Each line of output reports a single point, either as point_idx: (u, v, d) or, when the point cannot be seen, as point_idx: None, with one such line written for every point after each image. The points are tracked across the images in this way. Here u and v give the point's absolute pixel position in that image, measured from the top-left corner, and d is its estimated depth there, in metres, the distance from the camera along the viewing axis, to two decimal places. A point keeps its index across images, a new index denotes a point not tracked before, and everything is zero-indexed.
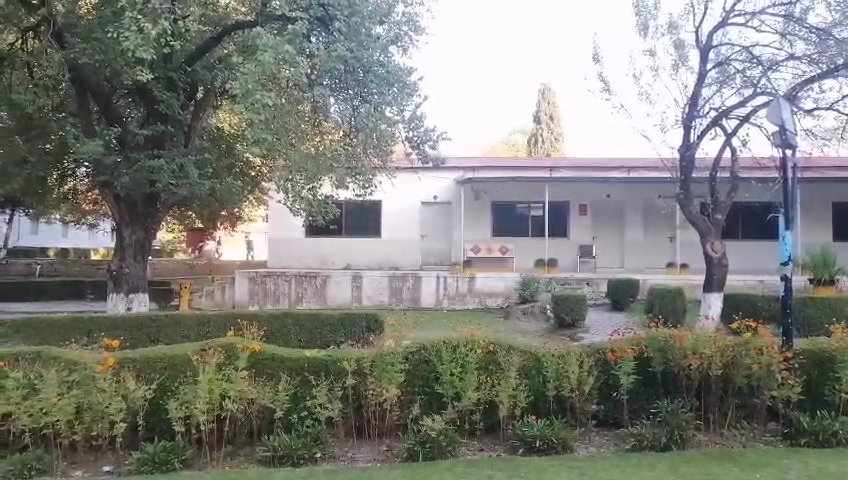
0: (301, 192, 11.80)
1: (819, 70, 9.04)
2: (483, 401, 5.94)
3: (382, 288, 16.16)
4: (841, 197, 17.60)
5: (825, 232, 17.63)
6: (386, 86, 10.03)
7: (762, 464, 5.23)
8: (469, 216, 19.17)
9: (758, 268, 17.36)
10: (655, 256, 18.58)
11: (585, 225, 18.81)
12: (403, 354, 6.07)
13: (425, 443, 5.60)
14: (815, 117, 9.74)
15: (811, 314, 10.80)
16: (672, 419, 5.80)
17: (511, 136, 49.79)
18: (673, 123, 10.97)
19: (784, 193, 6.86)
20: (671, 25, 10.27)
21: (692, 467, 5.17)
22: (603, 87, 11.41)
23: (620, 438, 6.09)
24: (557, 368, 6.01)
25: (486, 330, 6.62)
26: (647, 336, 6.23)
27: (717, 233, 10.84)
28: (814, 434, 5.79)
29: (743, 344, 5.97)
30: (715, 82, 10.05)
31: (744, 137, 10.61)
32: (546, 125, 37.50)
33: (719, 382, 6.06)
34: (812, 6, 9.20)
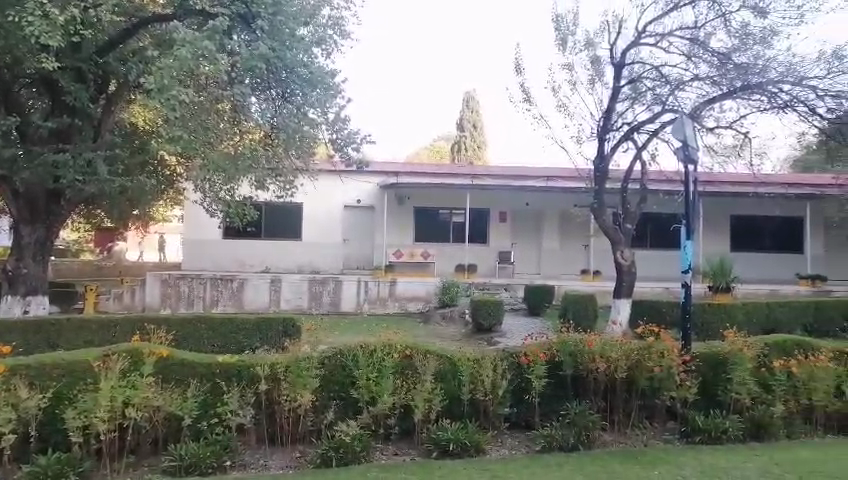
0: (219, 192, 11.47)
1: (719, 91, 9.64)
2: (398, 405, 5.95)
3: (301, 292, 15.88)
4: (738, 210, 18.85)
5: (724, 243, 18.82)
6: (309, 87, 9.82)
7: (661, 461, 5.51)
8: (391, 221, 19.21)
9: (664, 275, 18.29)
10: (570, 263, 19.22)
11: (504, 231, 19.27)
12: (318, 359, 6.00)
13: (338, 449, 5.57)
14: (716, 135, 10.38)
15: (710, 320, 11.50)
16: (579, 421, 6.02)
17: (435, 143, 50.28)
18: (588, 135, 11.42)
19: (686, 205, 7.29)
20: (587, 42, 10.70)
21: (596, 466, 5.37)
22: (524, 98, 11.74)
23: (530, 439, 6.26)
24: (472, 372, 6.12)
25: (404, 334, 6.63)
26: (558, 341, 6.44)
27: (627, 242, 11.33)
28: (706, 432, 6.16)
29: (646, 348, 6.29)
30: (628, 98, 10.55)
31: (653, 151, 11.16)
32: (470, 133, 38.18)
33: (623, 384, 6.35)
34: (714, 31, 9.83)
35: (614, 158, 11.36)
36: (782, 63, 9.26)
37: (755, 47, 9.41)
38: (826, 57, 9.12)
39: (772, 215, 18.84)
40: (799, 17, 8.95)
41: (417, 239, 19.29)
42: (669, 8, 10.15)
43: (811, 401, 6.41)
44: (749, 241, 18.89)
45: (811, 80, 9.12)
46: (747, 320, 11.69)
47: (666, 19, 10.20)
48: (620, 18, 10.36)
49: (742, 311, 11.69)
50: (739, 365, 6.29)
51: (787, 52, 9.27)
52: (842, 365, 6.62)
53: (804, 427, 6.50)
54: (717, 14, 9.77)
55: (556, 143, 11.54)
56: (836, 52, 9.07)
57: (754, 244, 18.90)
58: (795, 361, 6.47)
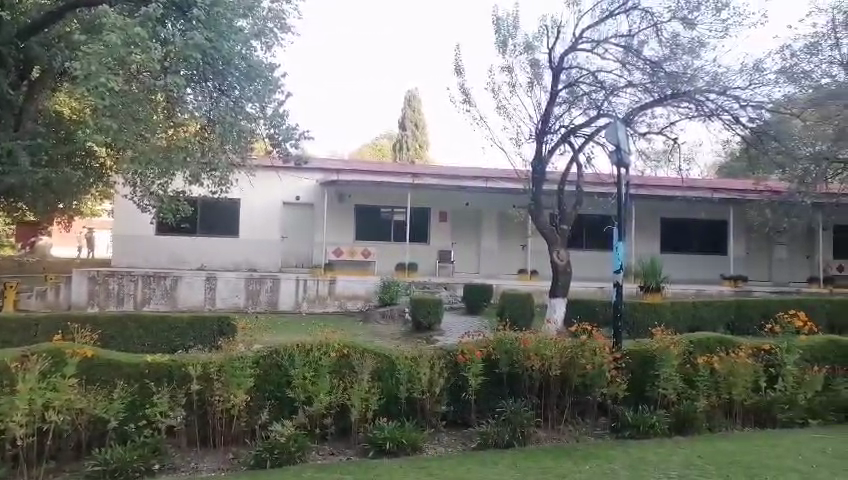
0: (151, 186, 11.08)
1: (651, 98, 9.98)
2: (335, 405, 5.89)
3: (237, 291, 15.50)
4: (668, 213, 19.61)
5: (655, 244, 19.54)
6: (246, 81, 9.66)
7: (592, 456, 5.66)
8: (330, 219, 19.03)
9: (598, 276, 18.82)
10: (508, 263, 19.52)
11: (444, 231, 19.41)
12: (253, 358, 5.85)
13: (273, 449, 5.46)
14: (647, 140, 10.75)
15: (640, 318, 11.92)
16: (515, 418, 6.12)
17: (377, 141, 50.15)
18: (527, 137, 11.62)
19: (619, 207, 7.52)
20: (527, 46, 10.89)
21: (530, 462, 5.47)
22: (465, 99, 11.84)
23: (467, 437, 6.33)
24: (409, 370, 6.13)
25: (343, 334, 6.58)
26: (495, 339, 6.53)
27: (564, 242, 11.59)
28: (636, 427, 6.37)
29: (579, 346, 6.45)
30: (565, 102, 10.79)
31: (589, 154, 11.46)
32: (411, 133, 38.26)
33: (557, 382, 6.49)
34: (647, 40, 10.18)
35: (551, 160, 11.61)
36: (708, 73, 9.67)
37: (684, 57, 9.81)
38: (749, 69, 9.59)
39: (699, 218, 19.69)
40: (724, 30, 9.37)
41: (357, 238, 19.17)
42: (604, 16, 10.45)
43: (731, 396, 6.74)
44: (677, 243, 19.68)
45: (735, 90, 9.56)
46: (674, 318, 12.18)
47: (601, 26, 10.50)
48: (558, 23, 10.59)
49: (670, 310, 12.17)
50: (666, 362, 6.56)
51: (713, 62, 9.69)
52: (759, 361, 7.00)
53: (725, 421, 6.81)
54: (649, 24, 10.12)
55: (496, 144, 11.70)
56: (757, 64, 9.56)
57: (682, 246, 19.69)
58: (718, 358, 6.79)
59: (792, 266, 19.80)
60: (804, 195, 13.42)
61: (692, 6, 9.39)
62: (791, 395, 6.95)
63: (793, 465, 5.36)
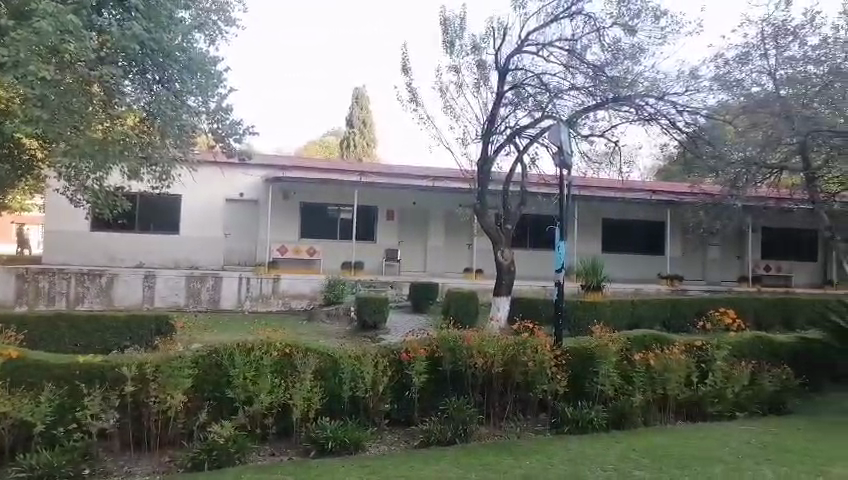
0: (85, 181, 10.65)
1: (594, 101, 10.23)
2: (276, 405, 5.81)
3: (177, 289, 15.07)
4: (609, 215, 20.14)
5: (596, 244, 20.05)
6: (188, 74, 9.38)
7: (533, 451, 5.76)
8: (275, 216, 18.74)
9: (541, 275, 19.16)
10: (454, 261, 19.64)
11: (390, 229, 19.39)
12: (191, 358, 5.70)
13: (211, 451, 5.36)
14: (589, 142, 11.01)
15: (580, 316, 12.21)
16: (458, 415, 6.18)
17: (325, 138, 49.63)
18: (473, 138, 11.73)
19: (561, 207, 7.69)
20: (474, 46, 10.99)
21: (472, 459, 5.52)
22: (412, 98, 11.86)
23: (410, 435, 6.34)
24: (353, 369, 6.10)
25: (286, 333, 6.50)
26: (439, 337, 6.57)
27: (508, 242, 11.76)
28: (575, 422, 6.53)
29: (522, 343, 6.55)
30: (510, 103, 10.95)
31: (533, 155, 11.65)
32: (359, 130, 38.06)
33: (500, 379, 6.57)
34: (590, 44, 10.44)
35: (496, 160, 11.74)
36: (647, 79, 9.97)
37: (625, 62, 10.09)
38: (686, 76, 9.94)
39: (638, 219, 20.30)
40: (662, 37, 9.67)
41: (302, 236, 18.94)
42: (550, 20, 10.65)
43: (665, 391, 6.99)
44: (617, 243, 20.24)
45: (673, 96, 9.89)
46: (613, 316, 12.53)
47: (546, 29, 10.69)
48: (504, 25, 10.73)
49: (609, 308, 12.51)
50: (604, 359, 6.76)
51: (652, 69, 10.00)
52: (692, 357, 7.28)
53: (659, 416, 7.04)
54: (592, 29, 10.38)
55: (442, 144, 11.75)
56: (693, 72, 9.92)
57: (622, 247, 20.26)
58: (653, 355, 7.03)
59: (723, 266, 20.65)
60: (735, 198, 14.01)
61: (633, 13, 9.66)
62: (721, 389, 7.26)
63: (722, 457, 5.58)
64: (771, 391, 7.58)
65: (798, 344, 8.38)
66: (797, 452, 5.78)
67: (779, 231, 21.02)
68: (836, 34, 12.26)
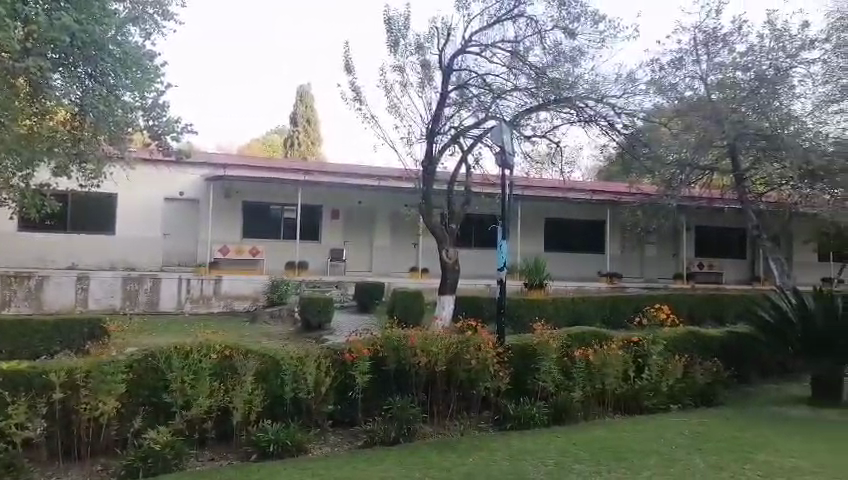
0: (11, 179, 10.13)
1: (536, 102, 10.40)
2: (215, 408, 5.68)
3: (113, 291, 14.52)
4: (551, 214, 20.55)
5: (538, 243, 20.43)
6: (122, 69, 8.94)
7: (476, 448, 5.82)
8: (216, 215, 18.31)
9: (486, 273, 19.39)
10: (400, 261, 19.64)
11: (335, 229, 19.23)
12: (125, 362, 5.51)
13: (146, 458, 5.20)
14: (532, 143, 11.19)
15: (522, 314, 12.43)
16: (402, 414, 6.20)
17: (267, 136, 48.81)
18: (418, 137, 11.74)
19: (503, 207, 7.79)
20: (418, 46, 11.01)
21: (415, 458, 5.53)
22: (356, 97, 11.78)
23: (353, 435, 6.31)
24: (295, 370, 6.01)
25: (226, 335, 6.34)
26: (382, 337, 6.53)
27: (452, 241, 11.83)
28: (517, 419, 6.65)
29: (465, 342, 6.60)
30: (454, 103, 11.02)
31: (477, 155, 11.76)
32: (303, 128, 37.58)
33: (443, 377, 6.60)
34: (531, 46, 10.61)
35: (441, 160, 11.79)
36: (587, 81, 10.21)
37: (565, 65, 10.31)
38: (623, 79, 10.22)
39: (579, 219, 20.80)
40: (601, 41, 9.93)
41: (244, 236, 18.57)
42: (493, 21, 10.78)
43: (604, 385, 7.19)
44: (559, 242, 20.67)
45: (611, 98, 10.17)
46: (554, 314, 12.79)
47: (489, 31, 10.81)
48: (448, 26, 10.79)
49: (551, 306, 12.77)
50: (546, 356, 6.90)
51: (591, 71, 10.25)
52: (629, 352, 7.50)
53: (598, 409, 7.23)
54: (534, 31, 10.56)
55: (387, 143, 11.72)
56: (630, 75, 10.22)
57: (564, 245, 20.71)
58: (592, 350, 7.20)
59: (659, 264, 21.39)
60: (670, 198, 14.53)
61: (573, 17, 9.87)
62: (656, 383, 7.53)
63: (656, 448, 5.78)
64: (702, 383, 7.91)
65: (727, 337, 8.77)
66: (726, 441, 6.04)
67: (711, 229, 21.93)
68: (761, 43, 12.97)
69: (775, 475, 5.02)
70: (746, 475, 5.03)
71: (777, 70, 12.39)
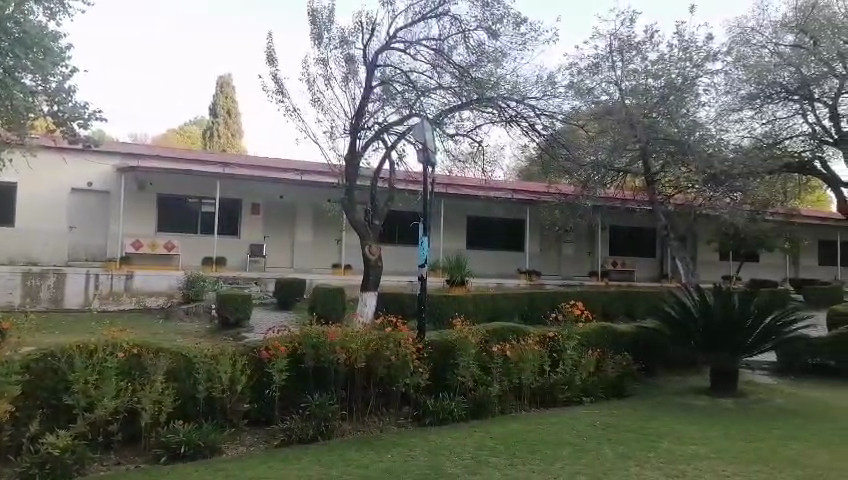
0: None
1: (459, 101, 10.49)
2: (122, 410, 5.41)
3: (11, 286, 13.58)
4: (473, 212, 20.86)
5: (461, 241, 20.71)
6: (21, 49, 8.31)
7: (394, 444, 5.83)
8: (128, 208, 17.45)
9: (408, 270, 19.46)
10: (322, 257, 19.37)
11: (255, 224, 18.76)
12: (21, 363, 5.14)
13: (44, 465, 4.84)
14: (455, 141, 11.30)
15: (443, 311, 12.57)
16: (320, 412, 6.13)
17: (186, 127, 47.11)
18: (341, 132, 11.61)
19: (424, 204, 7.83)
20: (342, 40, 10.88)
21: (333, 455, 5.49)
22: (278, 89, 11.54)
23: (269, 435, 6.17)
24: (208, 369, 5.81)
25: (135, 333, 6.08)
26: (301, 334, 6.43)
27: (375, 237, 11.77)
28: (435, 414, 6.72)
29: (385, 339, 6.58)
30: (379, 99, 10.96)
31: (401, 152, 11.75)
32: (223, 120, 36.51)
33: (363, 374, 6.55)
34: (455, 45, 10.73)
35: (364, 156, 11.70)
36: (509, 82, 10.41)
37: (488, 65, 10.50)
38: (543, 81, 10.47)
39: (500, 217, 21.23)
40: (522, 43, 10.15)
41: (159, 230, 17.80)
42: (417, 18, 10.81)
43: (521, 380, 7.37)
44: (481, 240, 21.02)
45: (532, 100, 10.41)
46: (474, 310, 12.99)
47: (414, 28, 10.83)
48: (373, 20, 10.71)
49: (471, 302, 12.98)
50: (464, 351, 6.98)
51: (513, 72, 10.46)
52: (545, 347, 7.74)
53: (515, 403, 7.40)
54: (458, 30, 10.68)
55: (310, 137, 11.52)
56: (550, 78, 10.48)
57: (485, 243, 21.08)
58: (510, 346, 7.37)
59: (576, 262, 22.16)
60: (586, 198, 15.06)
61: (496, 18, 10.04)
62: (570, 376, 7.80)
63: (569, 439, 5.98)
64: (613, 376, 8.26)
65: (635, 332, 9.21)
66: (631, 431, 6.34)
67: (624, 230, 22.93)
68: (670, 52, 13.78)
69: (677, 462, 5.30)
70: (650, 462, 5.28)
71: (684, 79, 13.21)
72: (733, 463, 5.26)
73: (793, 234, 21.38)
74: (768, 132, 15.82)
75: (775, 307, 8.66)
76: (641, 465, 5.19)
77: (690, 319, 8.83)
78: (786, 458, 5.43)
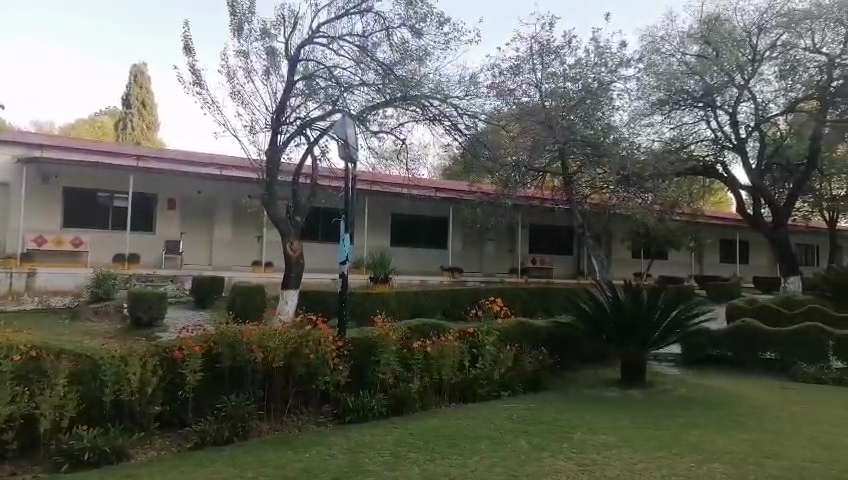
0: None
1: (382, 99, 10.47)
2: (18, 416, 5.09)
3: None
4: (396, 209, 20.90)
5: (384, 238, 20.71)
6: None
7: (314, 444, 5.76)
8: (31, 202, 16.40)
9: (330, 267, 19.28)
10: (242, 255, 18.87)
11: (171, 220, 18.07)
12: None
13: None
14: (378, 138, 11.27)
15: (365, 309, 12.53)
16: (236, 413, 5.99)
17: (96, 117, 44.74)
18: (262, 126, 11.35)
19: (345, 201, 7.80)
20: (264, 32, 10.63)
21: (250, 456, 5.37)
22: (196, 80, 11.15)
23: (183, 437, 5.95)
24: (116, 370, 5.52)
25: (35, 335, 5.73)
26: (216, 332, 6.23)
27: (296, 235, 11.58)
28: (355, 412, 6.71)
29: (304, 337, 6.49)
30: (301, 93, 10.79)
31: (324, 147, 11.60)
32: (138, 112, 34.95)
33: (281, 372, 6.44)
34: (379, 43, 10.72)
35: (286, 151, 11.48)
36: (432, 81, 10.45)
37: (412, 64, 10.54)
38: (466, 81, 10.58)
39: (423, 215, 21.38)
40: (446, 43, 10.24)
41: (65, 226, 16.85)
42: (341, 14, 10.72)
43: (441, 376, 7.45)
44: (404, 237, 21.10)
45: (455, 99, 10.44)
46: (396, 308, 13.01)
47: (338, 23, 10.73)
48: (296, 14, 10.54)
49: (394, 299, 13.00)
50: (386, 348, 6.97)
51: (437, 71, 10.53)
52: (465, 343, 7.87)
53: (435, 399, 7.47)
54: (381, 27, 10.68)
55: (229, 131, 11.20)
56: (472, 78, 10.59)
57: (408, 240, 21.16)
58: (430, 342, 7.42)
59: (497, 260, 22.63)
60: (507, 197, 15.38)
61: (419, 17, 10.08)
62: (490, 371, 7.96)
63: (487, 433, 6.11)
64: (530, 370, 8.49)
65: (551, 327, 9.50)
66: (547, 423, 6.54)
67: (543, 228, 23.60)
68: (586, 57, 14.32)
69: (588, 452, 5.50)
70: (563, 452, 5.46)
71: (600, 84, 13.85)
72: (640, 451, 5.52)
73: (698, 234, 22.69)
74: (676, 136, 17.40)
75: (681, 302, 9.12)
76: (556, 456, 5.36)
77: (603, 313, 9.20)
78: (688, 444, 5.75)
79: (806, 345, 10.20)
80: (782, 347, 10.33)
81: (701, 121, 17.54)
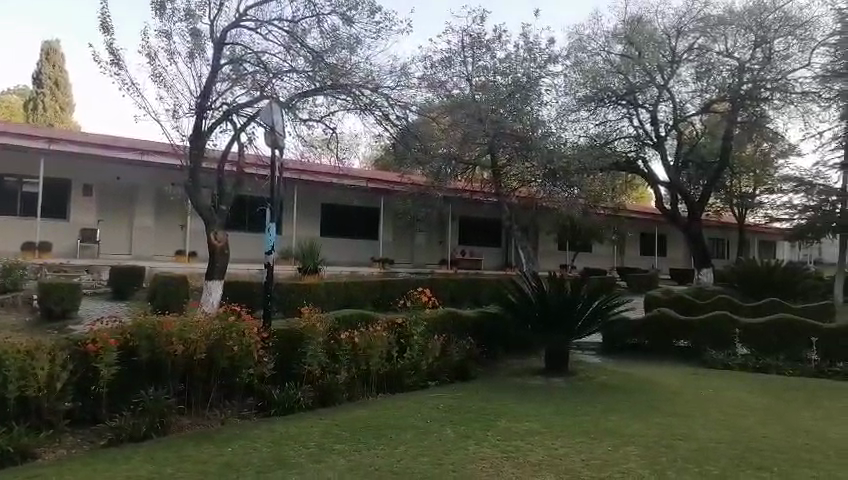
0: None
1: (312, 87, 10.26)
2: None
3: None
4: (326, 200, 20.65)
5: (313, 229, 20.44)
6: None
7: (236, 438, 5.61)
8: None
9: (257, 258, 18.85)
10: (163, 245, 18.15)
11: (87, 207, 17.18)
12: None
13: None
14: (307, 126, 11.06)
15: (292, 300, 12.30)
16: (153, 408, 5.76)
17: (4, 96, 41.98)
18: (186, 111, 10.91)
19: (271, 189, 7.61)
20: (187, 13, 10.20)
21: (169, 452, 5.17)
22: (114, 60, 10.59)
23: (95, 434, 5.68)
24: (21, 365, 5.15)
25: None
26: (132, 325, 5.96)
27: (221, 224, 11.23)
28: (281, 404, 6.59)
29: (227, 329, 6.29)
30: (228, 78, 10.46)
31: (251, 134, 11.29)
32: (50, 92, 32.99)
33: (202, 366, 6.23)
34: (309, 29, 10.51)
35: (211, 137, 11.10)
36: (363, 71, 10.31)
37: (342, 52, 10.36)
38: (397, 72, 10.50)
39: (354, 206, 21.21)
40: (377, 31, 10.14)
41: None
42: None
43: (368, 367, 7.42)
44: (334, 228, 20.89)
45: (385, 89, 10.33)
46: (325, 299, 12.85)
47: (265, 7, 10.43)
48: None
49: (322, 290, 12.83)
50: (312, 339, 6.88)
51: (368, 60, 10.41)
52: (393, 333, 7.87)
53: (362, 390, 7.43)
54: (311, 14, 10.46)
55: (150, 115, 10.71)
56: (404, 68, 10.51)
57: (338, 231, 20.97)
58: (357, 334, 7.37)
59: (427, 251, 22.76)
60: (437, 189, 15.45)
61: (350, 5, 9.94)
62: (417, 361, 8.01)
63: (414, 423, 6.13)
64: (457, 360, 8.59)
65: (478, 318, 9.64)
66: (473, 412, 6.63)
67: (473, 221, 23.91)
68: (516, 52, 14.58)
69: (511, 439, 5.61)
70: (488, 440, 5.55)
71: (528, 78, 14.17)
72: (561, 437, 5.69)
73: (619, 228, 23.57)
74: (601, 132, 17.97)
75: (602, 293, 9.44)
76: (480, 444, 5.44)
77: (528, 305, 9.41)
78: (606, 429, 5.97)
79: (716, 333, 10.76)
80: (694, 335, 10.87)
81: (623, 118, 18.17)
